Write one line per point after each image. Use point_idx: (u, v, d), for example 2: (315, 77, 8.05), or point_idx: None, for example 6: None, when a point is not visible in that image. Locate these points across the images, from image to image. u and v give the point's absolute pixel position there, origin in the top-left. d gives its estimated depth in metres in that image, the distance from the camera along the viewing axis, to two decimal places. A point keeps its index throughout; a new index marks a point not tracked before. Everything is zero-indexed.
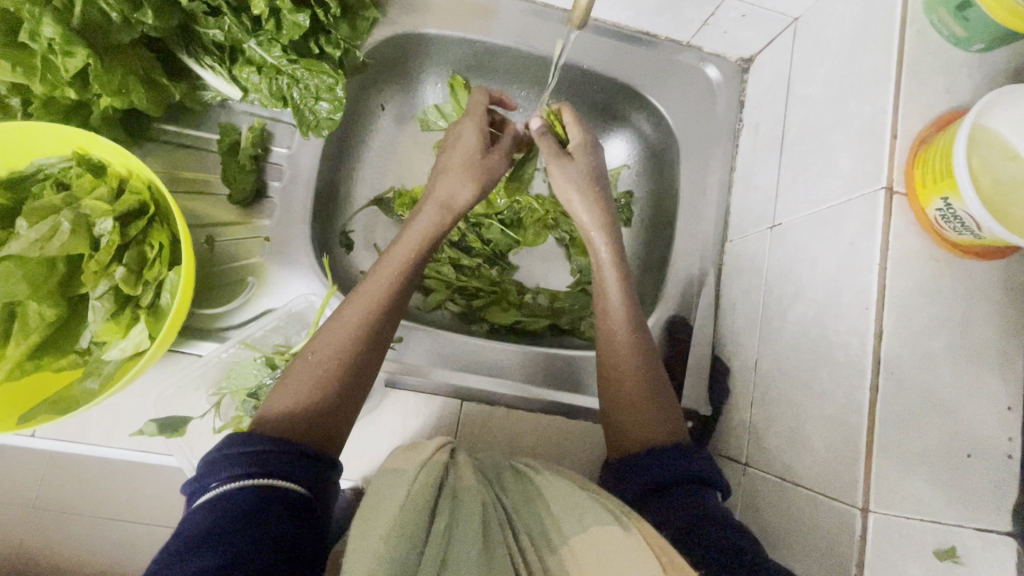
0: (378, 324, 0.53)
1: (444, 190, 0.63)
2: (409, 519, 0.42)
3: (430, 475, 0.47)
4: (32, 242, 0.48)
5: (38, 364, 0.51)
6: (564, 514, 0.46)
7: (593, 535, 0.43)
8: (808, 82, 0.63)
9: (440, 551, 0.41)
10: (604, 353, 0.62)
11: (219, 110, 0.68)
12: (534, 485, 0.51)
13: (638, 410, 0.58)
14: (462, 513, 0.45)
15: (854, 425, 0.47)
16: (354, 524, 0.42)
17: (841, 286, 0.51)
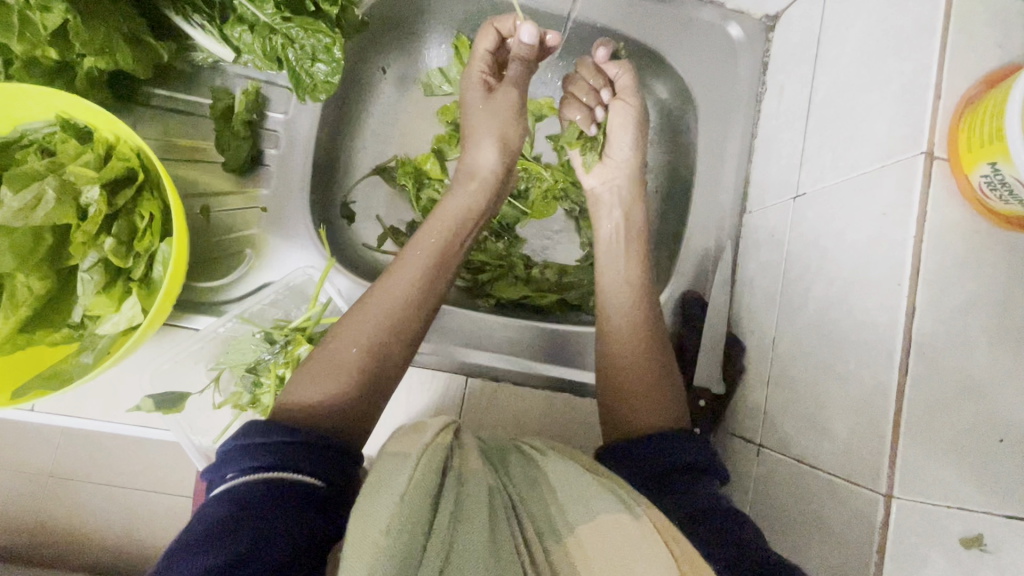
0: (411, 300, 0.53)
1: (470, 161, 0.64)
2: (412, 510, 0.40)
3: (435, 461, 0.45)
4: (14, 212, 0.46)
5: (30, 338, 0.49)
6: (569, 498, 0.45)
7: (602, 523, 0.43)
8: (841, 40, 0.58)
9: (444, 546, 0.39)
10: (621, 328, 0.61)
11: (210, 72, 0.64)
12: (539, 468, 0.50)
13: (658, 387, 0.58)
14: (467, 504, 0.43)
15: (881, 408, 0.44)
16: (353, 513, 0.40)
17: (872, 260, 0.47)
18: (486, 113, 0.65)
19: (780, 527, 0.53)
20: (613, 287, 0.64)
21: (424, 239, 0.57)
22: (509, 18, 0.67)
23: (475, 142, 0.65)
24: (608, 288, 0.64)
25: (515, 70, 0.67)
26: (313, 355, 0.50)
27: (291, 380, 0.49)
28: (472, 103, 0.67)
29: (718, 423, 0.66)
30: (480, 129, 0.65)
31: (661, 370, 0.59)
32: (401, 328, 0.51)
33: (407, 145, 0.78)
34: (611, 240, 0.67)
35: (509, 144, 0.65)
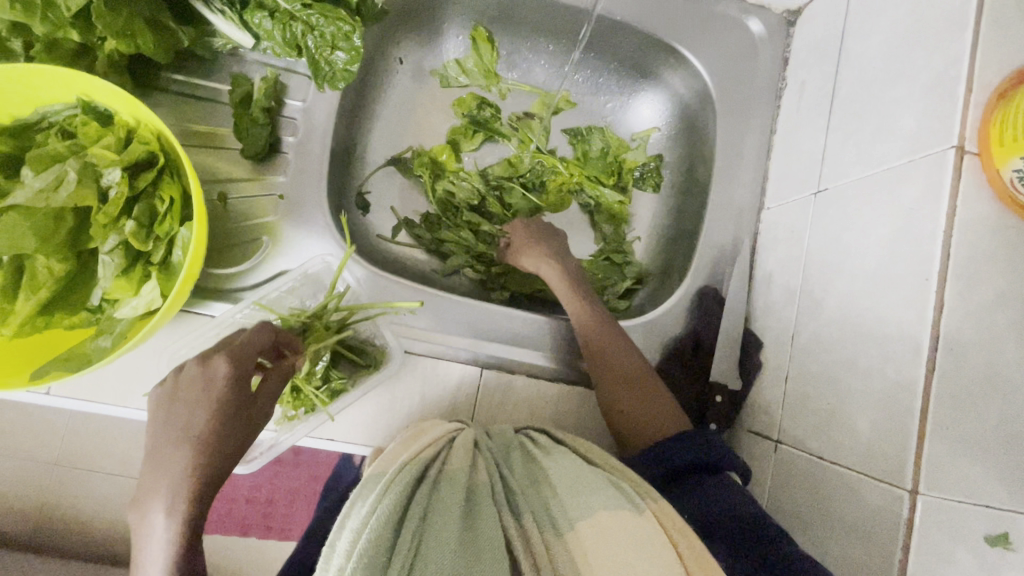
0: None
1: (149, 488, 0.44)
2: (374, 532, 0.39)
3: (405, 479, 0.44)
4: (37, 192, 0.46)
5: (49, 320, 0.49)
6: (569, 496, 0.45)
7: (600, 522, 0.43)
8: (866, 35, 0.57)
9: (407, 561, 0.39)
10: (600, 369, 0.60)
11: (229, 58, 0.64)
12: (540, 465, 0.50)
13: (652, 394, 0.59)
14: (438, 514, 0.42)
15: (906, 403, 0.44)
16: (321, 553, 0.41)
17: (897, 256, 0.47)
18: (177, 422, 0.45)
19: (798, 524, 0.53)
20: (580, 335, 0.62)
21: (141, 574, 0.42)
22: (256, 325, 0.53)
23: (152, 461, 0.44)
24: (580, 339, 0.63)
25: (240, 342, 0.50)
26: None
27: None
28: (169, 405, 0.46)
29: (734, 418, 0.65)
30: (163, 445, 0.45)
31: (649, 377, 0.60)
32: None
33: (423, 137, 0.78)
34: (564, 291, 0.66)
35: (199, 458, 0.44)
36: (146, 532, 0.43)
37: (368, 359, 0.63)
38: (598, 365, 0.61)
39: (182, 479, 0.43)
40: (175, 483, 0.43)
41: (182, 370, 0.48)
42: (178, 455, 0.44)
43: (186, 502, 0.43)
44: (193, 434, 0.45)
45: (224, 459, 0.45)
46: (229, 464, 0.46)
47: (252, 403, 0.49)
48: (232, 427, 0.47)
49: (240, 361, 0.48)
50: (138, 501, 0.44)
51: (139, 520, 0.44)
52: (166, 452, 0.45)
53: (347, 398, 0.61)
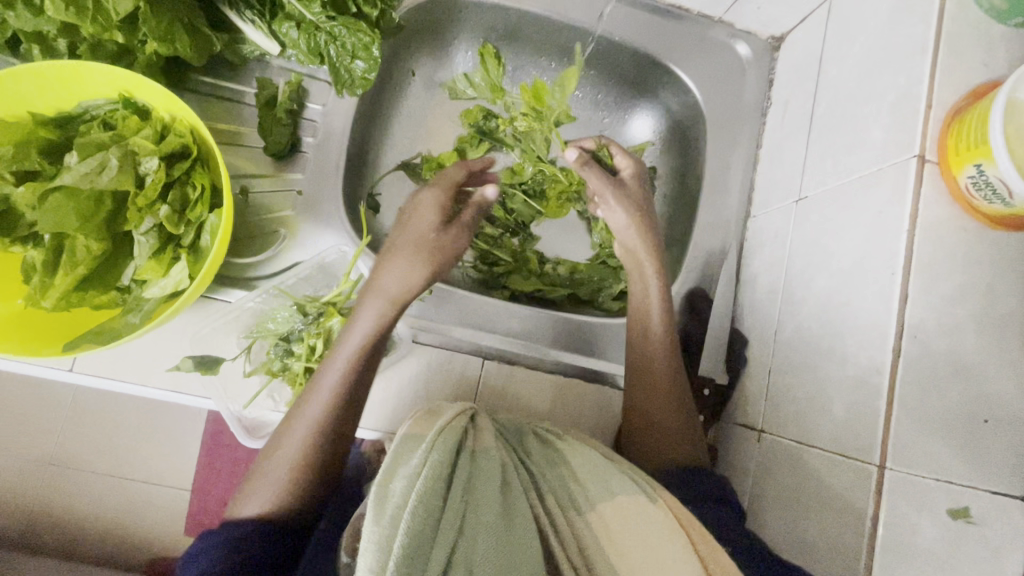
0: (339, 412, 0.52)
1: (381, 280, 0.55)
2: (428, 486, 0.44)
3: (449, 442, 0.48)
4: (82, 175, 0.49)
5: (82, 297, 0.52)
6: (589, 481, 0.50)
7: (620, 503, 0.48)
8: (841, 59, 0.63)
9: (459, 516, 0.43)
10: (639, 358, 0.63)
11: (256, 65, 0.69)
12: (558, 451, 0.55)
13: (675, 395, 0.62)
14: (479, 481, 0.47)
15: (875, 387, 0.48)
16: (373, 492, 0.44)
17: (868, 255, 0.52)
18: (411, 229, 0.58)
19: (779, 508, 0.56)
20: (633, 318, 0.65)
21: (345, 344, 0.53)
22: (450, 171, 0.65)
23: (393, 258, 0.56)
24: (630, 319, 0.65)
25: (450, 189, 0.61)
26: (253, 467, 0.51)
27: (238, 488, 0.51)
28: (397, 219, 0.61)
29: (722, 412, 0.69)
30: (402, 246, 0.57)
31: (680, 386, 0.62)
32: (318, 460, 0.50)
33: (431, 144, 0.83)
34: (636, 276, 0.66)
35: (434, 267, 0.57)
36: (369, 308, 0.54)
37: None
38: (638, 349, 0.64)
39: (407, 277, 0.55)
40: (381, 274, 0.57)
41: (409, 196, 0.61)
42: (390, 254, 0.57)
43: (397, 294, 0.55)
44: (404, 238, 0.58)
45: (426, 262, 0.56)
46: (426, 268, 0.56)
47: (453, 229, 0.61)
48: (444, 245, 0.58)
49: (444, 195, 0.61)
50: (369, 288, 0.55)
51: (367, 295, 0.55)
52: (394, 255, 0.56)
53: None
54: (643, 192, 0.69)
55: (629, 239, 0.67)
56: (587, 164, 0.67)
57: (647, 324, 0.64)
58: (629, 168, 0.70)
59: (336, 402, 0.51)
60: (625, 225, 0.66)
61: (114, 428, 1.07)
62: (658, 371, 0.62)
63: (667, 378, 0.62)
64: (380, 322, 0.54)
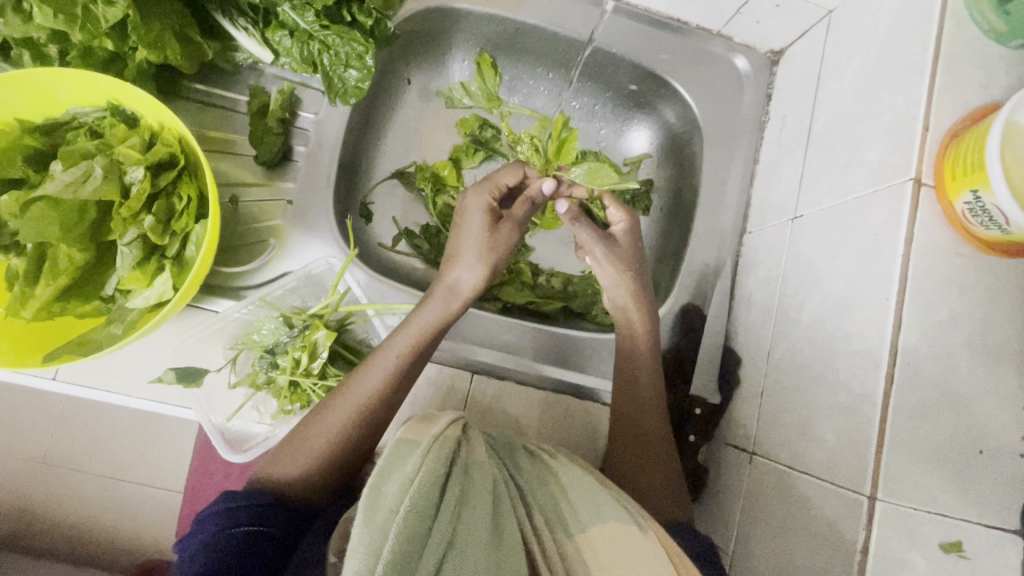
0: (392, 394, 0.56)
1: (451, 280, 0.60)
2: (422, 493, 0.43)
3: (444, 451, 0.48)
4: (65, 185, 0.49)
5: (64, 307, 0.52)
6: (580, 503, 0.50)
7: (611, 529, 0.47)
8: (839, 77, 0.62)
9: (449, 530, 0.42)
10: (623, 370, 0.65)
11: (249, 72, 0.69)
12: (549, 469, 0.54)
13: (651, 414, 0.63)
14: (471, 494, 0.46)
15: (867, 415, 0.47)
16: (365, 494, 0.43)
17: (862, 278, 0.51)
18: (475, 226, 0.62)
19: (768, 534, 0.55)
20: (619, 332, 0.66)
21: (405, 333, 0.57)
22: (512, 171, 0.67)
23: (460, 257, 0.61)
24: (617, 334, 0.66)
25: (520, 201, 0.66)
26: (295, 434, 0.54)
27: (272, 452, 0.54)
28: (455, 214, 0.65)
29: (713, 432, 0.68)
30: (468, 245, 0.61)
31: (658, 403, 0.63)
32: (365, 427, 0.54)
33: (425, 153, 0.83)
34: (616, 313, 0.66)
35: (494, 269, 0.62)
36: (437, 301, 0.59)
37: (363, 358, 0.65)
38: (624, 364, 0.65)
39: (472, 276, 0.60)
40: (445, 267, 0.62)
41: (464, 193, 0.65)
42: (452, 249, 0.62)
43: (458, 291, 0.60)
44: (465, 231, 0.62)
45: (488, 264, 0.61)
46: (487, 269, 0.61)
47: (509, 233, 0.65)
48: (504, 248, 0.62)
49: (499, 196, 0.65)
50: (440, 287, 0.60)
51: (436, 287, 0.60)
52: (460, 254, 0.61)
53: None
54: (633, 246, 0.68)
55: (613, 296, 0.66)
56: (576, 220, 0.68)
57: (637, 352, 0.64)
58: (620, 221, 0.69)
59: (392, 379, 0.56)
60: (611, 283, 0.66)
61: (101, 435, 1.05)
62: (643, 392, 0.63)
63: (647, 394, 0.63)
64: (437, 321, 0.58)
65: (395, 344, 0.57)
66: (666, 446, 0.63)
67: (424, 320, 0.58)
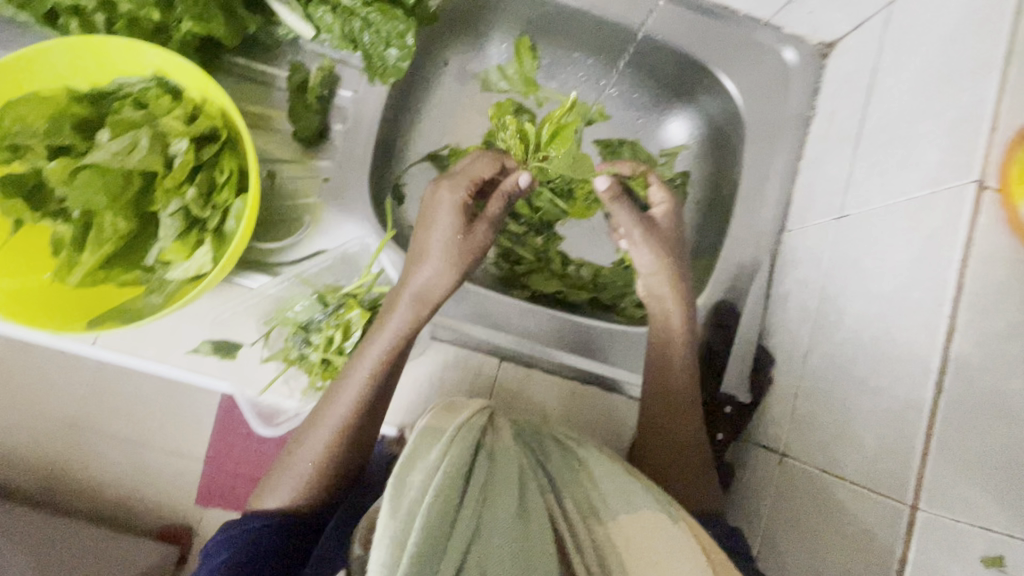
0: (365, 409, 0.55)
1: (421, 287, 0.57)
2: (445, 484, 0.44)
3: (468, 440, 0.48)
4: (113, 154, 0.49)
5: (108, 275, 0.52)
6: (612, 491, 0.50)
7: (644, 517, 0.47)
8: (899, 72, 0.60)
9: (474, 519, 0.43)
10: (656, 361, 0.64)
11: (289, 47, 0.68)
12: (577, 457, 0.54)
13: (680, 412, 0.62)
14: (496, 483, 0.47)
15: (912, 423, 0.45)
16: (391, 482, 0.45)
17: (914, 282, 0.49)
18: (443, 231, 0.58)
19: (798, 536, 0.55)
20: (654, 323, 0.65)
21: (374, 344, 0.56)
22: (480, 166, 0.63)
23: (429, 263, 0.57)
24: (651, 324, 0.65)
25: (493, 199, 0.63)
26: (282, 456, 0.56)
27: (266, 474, 0.56)
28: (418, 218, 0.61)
29: (742, 430, 0.67)
30: (437, 250, 0.57)
31: (690, 401, 0.62)
32: (344, 444, 0.54)
33: (459, 136, 0.82)
34: (653, 301, 0.65)
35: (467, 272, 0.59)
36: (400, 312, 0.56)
37: None
38: (657, 357, 0.64)
39: (440, 281, 0.57)
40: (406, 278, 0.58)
41: (433, 188, 0.61)
42: (413, 256, 0.59)
43: (428, 298, 0.57)
44: (427, 237, 0.59)
45: (458, 269, 0.58)
46: (455, 276, 0.58)
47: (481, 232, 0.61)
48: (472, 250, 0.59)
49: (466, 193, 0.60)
50: (409, 295, 0.57)
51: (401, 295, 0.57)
52: (425, 259, 0.58)
53: None
54: (675, 231, 0.67)
55: (652, 283, 0.65)
56: (618, 199, 0.66)
57: (669, 343, 0.64)
58: (662, 208, 0.68)
59: (362, 393, 0.54)
60: (648, 263, 0.65)
61: (133, 401, 1.09)
62: (674, 389, 0.62)
63: (682, 390, 0.62)
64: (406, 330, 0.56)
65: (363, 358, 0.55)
66: (694, 444, 0.62)
67: (391, 332, 0.56)
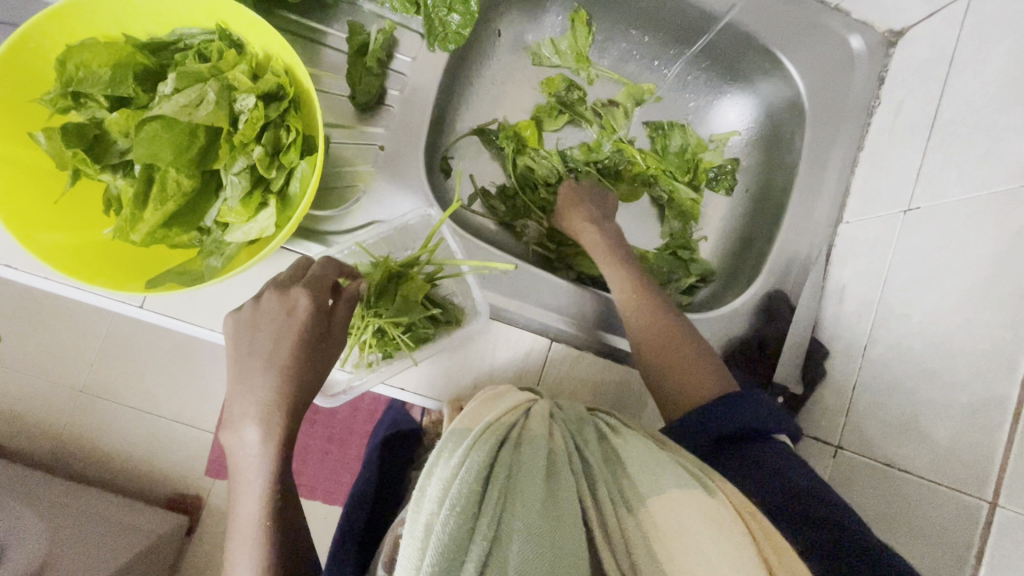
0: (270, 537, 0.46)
1: (272, 407, 0.46)
2: (462, 491, 0.41)
3: (486, 444, 0.45)
4: (181, 107, 0.47)
5: (167, 234, 0.50)
6: (642, 476, 0.45)
7: (670, 498, 0.42)
8: (980, 62, 0.58)
9: (496, 520, 0.39)
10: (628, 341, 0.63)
11: (347, 8, 0.66)
12: (611, 448, 0.50)
13: (671, 361, 0.59)
14: (521, 475, 0.43)
15: (995, 419, 0.45)
16: (414, 495, 0.44)
17: (998, 278, 0.48)
18: (290, 335, 0.49)
19: None
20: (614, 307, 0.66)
21: (245, 474, 0.46)
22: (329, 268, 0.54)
23: (274, 377, 0.47)
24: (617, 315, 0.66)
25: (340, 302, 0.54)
26: None
27: None
28: (250, 342, 0.48)
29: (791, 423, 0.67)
30: (285, 357, 0.48)
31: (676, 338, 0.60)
32: None
33: (509, 111, 0.80)
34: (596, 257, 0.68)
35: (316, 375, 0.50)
36: (244, 439, 0.46)
37: (449, 316, 0.64)
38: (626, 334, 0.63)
39: (296, 389, 0.48)
40: (267, 403, 0.46)
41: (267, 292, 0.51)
42: (266, 381, 0.47)
43: (279, 413, 0.46)
44: (282, 359, 0.48)
45: (308, 377, 0.49)
46: (308, 381, 0.49)
47: (328, 330, 0.51)
48: (319, 348, 0.50)
49: (318, 289, 0.51)
50: (258, 419, 0.46)
51: (244, 419, 0.46)
52: (269, 371, 0.47)
53: (432, 348, 0.63)
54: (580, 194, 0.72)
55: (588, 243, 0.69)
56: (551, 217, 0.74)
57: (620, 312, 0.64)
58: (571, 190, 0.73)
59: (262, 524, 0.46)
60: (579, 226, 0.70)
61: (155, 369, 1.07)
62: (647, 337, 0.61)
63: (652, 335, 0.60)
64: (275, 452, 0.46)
65: (247, 487, 0.46)
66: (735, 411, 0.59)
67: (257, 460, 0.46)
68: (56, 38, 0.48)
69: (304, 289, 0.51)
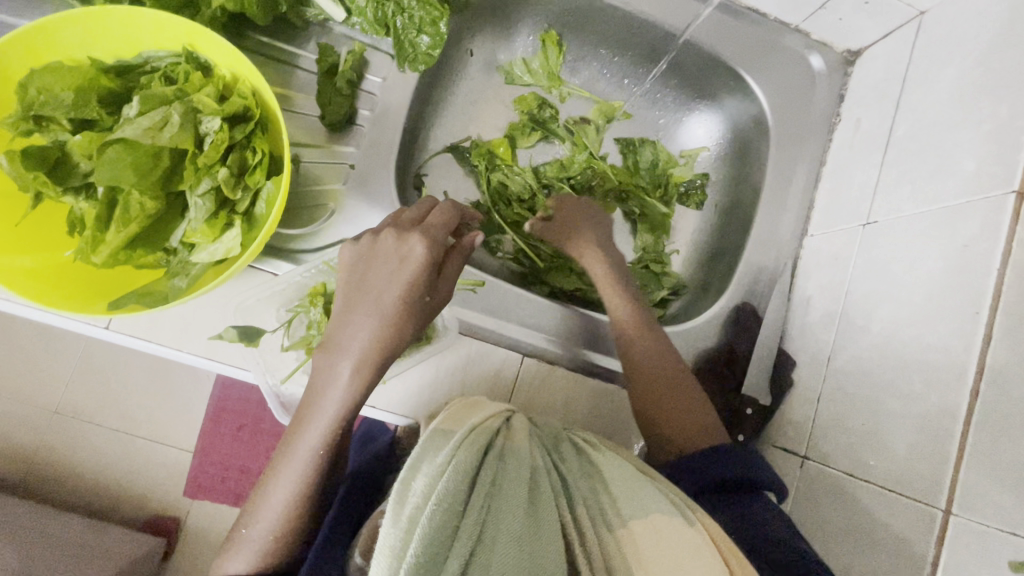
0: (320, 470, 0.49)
1: (367, 347, 0.48)
2: (449, 490, 0.40)
3: (475, 444, 0.45)
4: (144, 130, 0.48)
5: (131, 255, 0.50)
6: (625, 496, 0.46)
7: (654, 522, 0.43)
8: (930, 82, 0.61)
9: (479, 524, 0.39)
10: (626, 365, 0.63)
11: (318, 30, 0.67)
12: (594, 466, 0.50)
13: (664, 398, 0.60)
14: (505, 483, 0.43)
15: (946, 429, 0.46)
16: (396, 489, 0.43)
17: (948, 290, 0.50)
18: (402, 282, 0.48)
19: (821, 539, 0.55)
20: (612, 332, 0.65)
21: (325, 402, 0.48)
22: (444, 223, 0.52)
23: (375, 320, 0.48)
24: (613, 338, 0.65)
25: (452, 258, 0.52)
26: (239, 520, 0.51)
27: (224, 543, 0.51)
28: (360, 276, 0.50)
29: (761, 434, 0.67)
30: (391, 302, 0.48)
31: (675, 376, 0.61)
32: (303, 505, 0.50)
33: (482, 128, 0.81)
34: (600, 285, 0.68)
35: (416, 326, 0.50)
36: (337, 369, 0.48)
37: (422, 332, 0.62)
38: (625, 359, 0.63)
39: (396, 336, 0.48)
40: (366, 344, 0.48)
41: (388, 232, 0.51)
42: (370, 322, 0.48)
43: (373, 356, 0.48)
44: (386, 305, 0.48)
45: (407, 328, 0.49)
46: (406, 332, 0.49)
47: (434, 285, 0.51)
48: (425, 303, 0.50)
49: (435, 243, 0.50)
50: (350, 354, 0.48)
51: (343, 348, 0.48)
52: (373, 314, 0.48)
53: (401, 366, 0.62)
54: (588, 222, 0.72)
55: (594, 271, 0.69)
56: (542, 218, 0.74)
57: (620, 330, 0.64)
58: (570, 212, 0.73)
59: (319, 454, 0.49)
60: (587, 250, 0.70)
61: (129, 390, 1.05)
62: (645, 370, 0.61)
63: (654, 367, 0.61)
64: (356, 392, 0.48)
65: (321, 415, 0.48)
66: (711, 420, 0.60)
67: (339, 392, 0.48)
68: (19, 62, 0.48)
69: (423, 238, 0.50)
